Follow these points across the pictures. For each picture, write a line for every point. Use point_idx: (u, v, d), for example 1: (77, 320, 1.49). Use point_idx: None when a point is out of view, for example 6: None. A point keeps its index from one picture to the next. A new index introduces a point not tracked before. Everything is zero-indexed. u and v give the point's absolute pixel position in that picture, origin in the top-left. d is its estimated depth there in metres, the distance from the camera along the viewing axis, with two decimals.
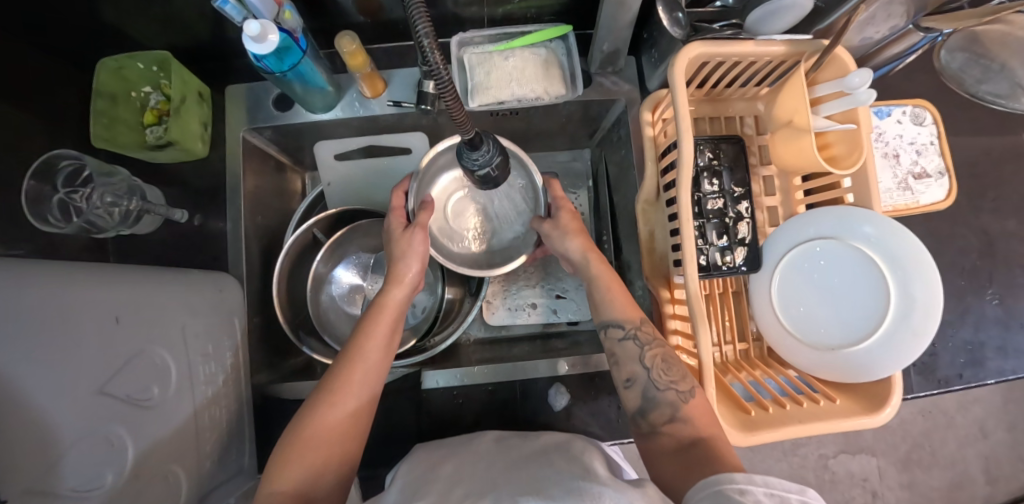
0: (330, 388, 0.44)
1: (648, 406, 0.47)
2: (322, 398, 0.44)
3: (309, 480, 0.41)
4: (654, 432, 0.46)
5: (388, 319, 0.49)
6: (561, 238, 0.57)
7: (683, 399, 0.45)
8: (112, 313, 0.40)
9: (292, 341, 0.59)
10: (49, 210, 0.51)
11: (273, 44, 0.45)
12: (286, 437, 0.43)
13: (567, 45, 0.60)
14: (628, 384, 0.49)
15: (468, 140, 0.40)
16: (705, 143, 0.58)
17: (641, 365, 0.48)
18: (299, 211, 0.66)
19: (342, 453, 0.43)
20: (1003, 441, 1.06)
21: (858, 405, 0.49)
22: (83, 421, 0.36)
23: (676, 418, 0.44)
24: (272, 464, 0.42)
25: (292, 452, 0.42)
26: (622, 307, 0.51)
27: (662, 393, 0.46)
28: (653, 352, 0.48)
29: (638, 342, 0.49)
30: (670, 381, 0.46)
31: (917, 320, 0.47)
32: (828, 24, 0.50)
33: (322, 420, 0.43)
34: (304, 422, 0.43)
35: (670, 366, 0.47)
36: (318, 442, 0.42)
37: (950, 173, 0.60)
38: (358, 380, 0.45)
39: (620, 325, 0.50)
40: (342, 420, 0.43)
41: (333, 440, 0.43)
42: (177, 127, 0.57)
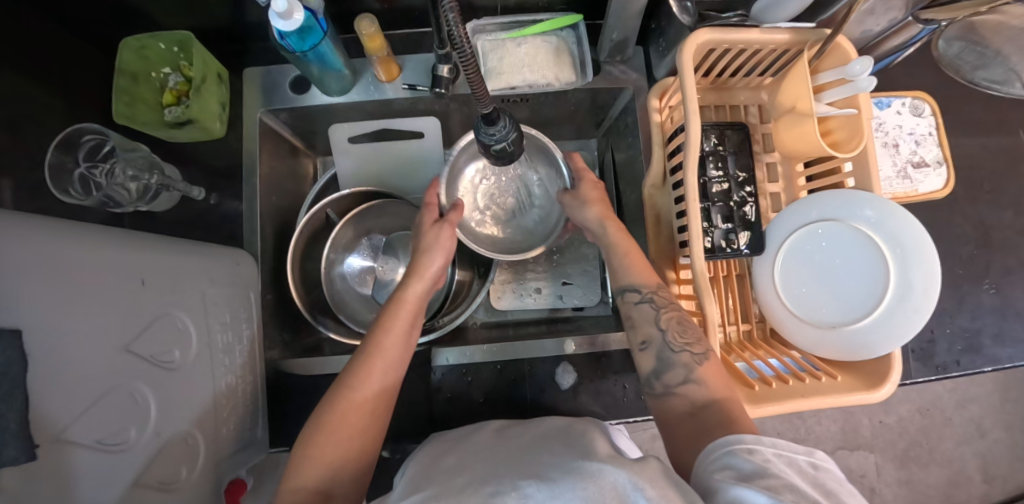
0: (351, 379, 0.45)
1: (662, 368, 0.48)
2: (343, 390, 0.45)
3: (331, 472, 0.42)
4: (667, 393, 0.47)
5: (407, 312, 0.51)
6: (581, 207, 0.59)
7: (698, 361, 0.46)
8: (138, 276, 0.41)
9: (308, 319, 0.60)
10: (70, 183, 0.53)
11: (298, 22, 0.47)
12: (309, 427, 0.44)
13: (578, 34, 0.62)
14: (643, 347, 0.50)
15: (486, 115, 0.41)
16: (711, 130, 0.59)
17: (656, 327, 0.49)
18: (312, 193, 0.67)
19: (360, 447, 0.44)
20: (1000, 440, 1.07)
21: (859, 382, 0.50)
22: (109, 376, 0.37)
23: (689, 379, 0.46)
24: (297, 454, 0.43)
25: (315, 443, 0.43)
26: (638, 271, 0.53)
27: (677, 355, 0.47)
28: (669, 315, 0.49)
29: (653, 305, 0.51)
30: (685, 343, 0.47)
31: (917, 298, 0.48)
32: (830, 14, 0.52)
33: (344, 411, 0.44)
34: (326, 413, 0.44)
35: (685, 328, 0.48)
36: (340, 434, 0.43)
37: (948, 162, 0.62)
38: (378, 373, 0.46)
39: (638, 290, 0.52)
40: (363, 411, 0.44)
41: (353, 431, 0.44)
42: (196, 106, 0.58)
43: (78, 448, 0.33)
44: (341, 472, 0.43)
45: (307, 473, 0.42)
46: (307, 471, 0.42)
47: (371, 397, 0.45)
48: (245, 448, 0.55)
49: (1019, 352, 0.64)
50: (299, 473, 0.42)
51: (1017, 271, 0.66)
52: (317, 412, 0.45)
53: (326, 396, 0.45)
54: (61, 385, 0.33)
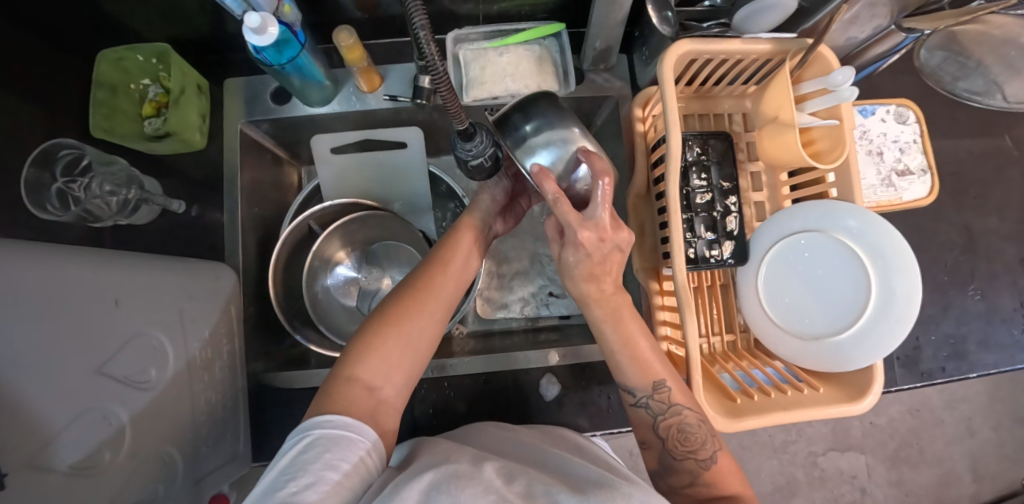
0: (417, 286, 0.48)
1: (667, 471, 0.49)
2: (410, 291, 0.47)
3: (389, 368, 0.43)
4: (671, 491, 0.49)
5: (468, 239, 0.54)
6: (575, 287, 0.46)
7: (703, 467, 0.46)
8: (112, 296, 0.41)
9: (286, 328, 0.59)
10: (48, 198, 0.51)
11: (273, 36, 0.46)
12: (370, 321, 0.45)
13: (561, 43, 0.61)
14: (645, 446, 0.50)
15: (461, 131, 0.41)
16: (694, 139, 0.59)
17: (655, 434, 0.48)
18: (296, 202, 0.67)
19: (418, 350, 0.45)
20: (990, 439, 1.08)
21: (842, 394, 0.50)
22: (84, 400, 0.37)
23: (697, 483, 0.47)
24: (355, 346, 0.44)
25: (378, 335, 0.44)
26: (635, 373, 0.48)
27: (680, 462, 0.47)
28: (668, 423, 0.47)
29: (651, 410, 0.48)
30: (688, 451, 0.47)
31: (900, 309, 0.48)
32: (813, 22, 0.51)
33: (409, 311, 0.46)
34: (391, 310, 0.46)
35: (687, 438, 0.46)
36: (404, 330, 0.45)
37: (933, 170, 0.62)
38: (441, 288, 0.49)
39: (632, 394, 0.48)
40: (425, 316, 0.46)
41: (416, 331, 0.45)
42: (176, 118, 0.58)
43: (54, 474, 0.34)
44: (397, 370, 0.44)
45: (366, 365, 0.43)
46: (366, 363, 0.43)
47: (434, 306, 0.47)
48: (225, 463, 0.54)
49: (1004, 358, 0.64)
50: (358, 364, 0.43)
51: (1002, 277, 0.66)
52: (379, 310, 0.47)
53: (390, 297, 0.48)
54: (32, 412, 0.33)
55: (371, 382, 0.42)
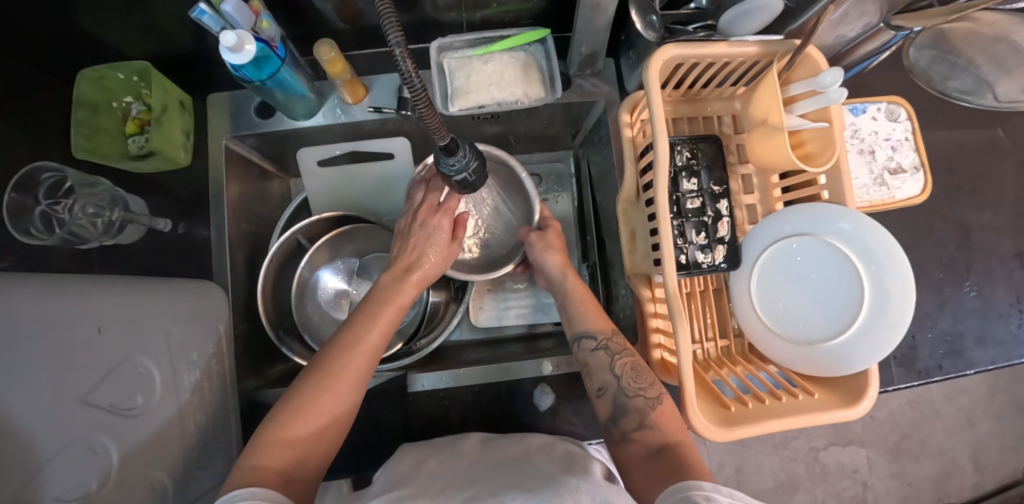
0: (329, 366, 0.45)
1: (619, 413, 0.48)
2: (321, 370, 0.45)
3: (301, 453, 0.41)
4: (623, 439, 0.47)
5: (392, 305, 0.51)
6: (542, 251, 0.61)
7: (651, 406, 0.47)
8: (94, 323, 0.41)
9: (272, 341, 0.59)
10: (31, 222, 0.51)
11: (251, 54, 0.46)
12: (278, 409, 0.43)
13: (546, 48, 0.61)
14: (599, 393, 0.50)
15: (444, 146, 0.40)
16: (683, 143, 0.58)
17: (611, 374, 0.50)
18: (284, 218, 0.67)
19: (333, 431, 0.44)
20: (991, 429, 1.07)
21: (837, 398, 0.50)
22: (69, 431, 0.37)
23: (644, 424, 0.46)
24: (263, 436, 0.41)
25: (287, 424, 0.42)
26: (593, 319, 0.55)
27: (631, 401, 0.48)
28: (623, 361, 0.50)
29: (608, 352, 0.52)
30: (639, 388, 0.48)
31: (892, 314, 0.47)
32: (799, 24, 0.50)
33: (320, 397, 0.43)
34: (301, 397, 0.43)
35: (638, 374, 0.49)
36: (314, 419, 0.43)
37: (926, 167, 0.61)
38: (354, 364, 0.46)
39: (593, 336, 0.53)
40: (338, 400, 0.44)
41: (329, 415, 0.44)
42: (159, 137, 0.57)
43: None
44: (312, 455, 0.42)
45: (275, 454, 0.40)
46: (274, 452, 0.40)
47: (347, 388, 0.45)
48: (219, 483, 0.54)
49: (1002, 354, 0.63)
50: (266, 453, 0.40)
51: (998, 272, 0.65)
52: (289, 395, 0.44)
53: (301, 379, 0.45)
54: (12, 451, 0.32)
55: (282, 470, 0.39)
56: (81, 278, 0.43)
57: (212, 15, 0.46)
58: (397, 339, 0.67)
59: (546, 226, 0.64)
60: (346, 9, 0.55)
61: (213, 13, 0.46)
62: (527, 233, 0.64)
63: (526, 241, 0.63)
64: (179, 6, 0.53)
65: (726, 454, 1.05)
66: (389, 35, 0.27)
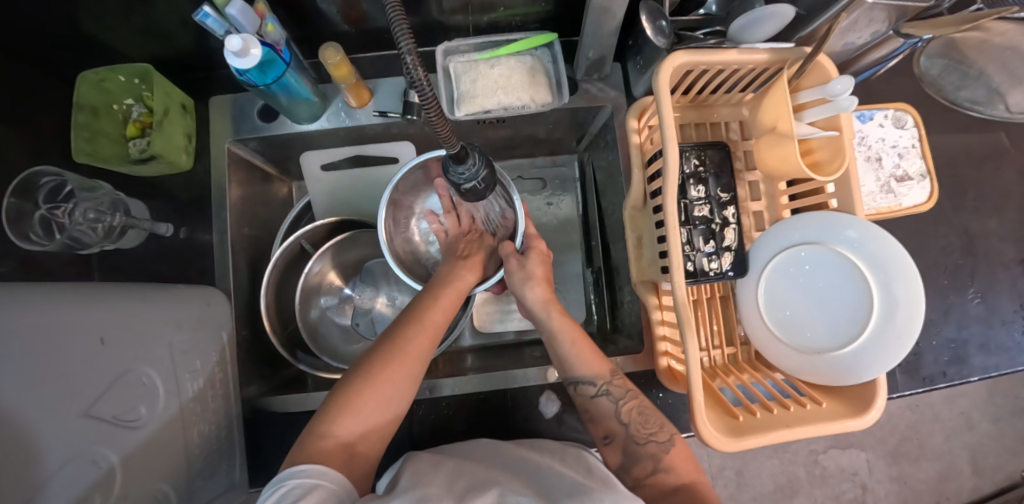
0: (395, 343, 0.48)
1: (629, 461, 0.48)
2: (389, 346, 0.48)
3: (365, 424, 0.44)
4: (636, 485, 0.46)
5: (451, 294, 0.55)
6: (524, 283, 0.58)
7: (664, 450, 0.47)
8: (98, 335, 0.40)
9: (286, 359, 0.58)
10: (30, 227, 0.49)
11: (256, 58, 0.46)
12: (349, 378, 0.46)
13: (553, 53, 0.60)
14: (606, 441, 0.50)
15: (454, 155, 0.40)
16: (691, 150, 0.58)
17: (619, 422, 0.49)
18: (286, 223, 0.66)
19: (397, 403, 0.46)
20: (989, 432, 1.08)
21: (845, 408, 0.49)
22: (72, 442, 0.36)
23: (659, 469, 0.46)
24: (334, 403, 0.44)
25: (354, 395, 0.44)
26: (588, 362, 0.52)
27: (642, 447, 0.47)
28: (627, 407, 0.49)
29: (611, 398, 0.50)
30: (649, 434, 0.48)
31: (901, 324, 0.47)
32: (811, 29, 0.50)
33: (388, 370, 0.46)
34: (370, 369, 0.46)
35: (648, 419, 0.48)
36: (381, 388, 0.45)
37: (932, 175, 0.61)
38: (418, 343, 0.49)
39: (592, 383, 0.51)
40: (402, 374, 0.46)
41: (396, 388, 0.46)
42: (160, 140, 0.56)
43: None
44: (375, 426, 0.44)
45: (344, 422, 0.43)
46: (343, 421, 0.43)
47: (409, 364, 0.47)
48: (222, 492, 0.53)
49: (1005, 360, 0.63)
50: (337, 421, 0.43)
51: (1002, 279, 0.65)
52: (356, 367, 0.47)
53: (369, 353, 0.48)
54: (12, 469, 0.32)
55: (350, 436, 0.43)
56: (84, 288, 0.43)
57: (216, 18, 0.45)
58: None
59: (529, 248, 0.61)
60: (351, 12, 0.55)
61: (217, 16, 0.46)
62: (510, 254, 0.61)
63: (507, 265, 0.61)
64: (181, 8, 0.52)
65: (727, 457, 1.05)
66: (400, 43, 0.27)
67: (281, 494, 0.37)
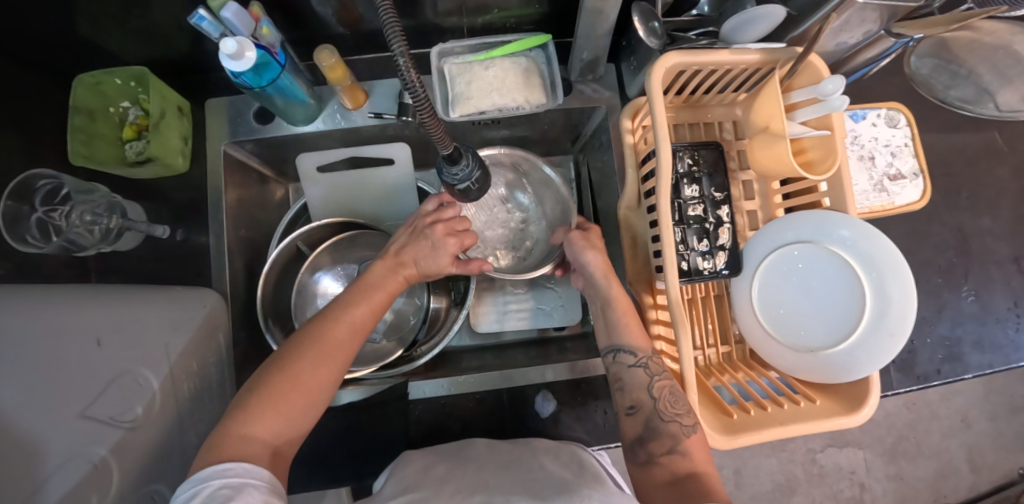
0: (316, 339, 0.43)
1: (648, 436, 0.47)
2: (310, 343, 0.43)
3: (288, 423, 0.40)
4: (649, 461, 0.47)
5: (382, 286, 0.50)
6: (580, 251, 0.59)
7: (685, 433, 0.46)
8: (93, 337, 0.42)
9: (260, 326, 0.59)
10: (28, 229, 0.50)
11: (251, 60, 0.46)
12: (263, 377, 0.41)
13: (547, 54, 0.61)
14: (631, 411, 0.49)
15: (448, 155, 0.40)
16: (684, 150, 0.59)
17: (648, 395, 0.49)
18: (282, 224, 0.66)
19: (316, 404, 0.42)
20: (986, 431, 1.08)
21: (838, 406, 0.49)
22: (70, 443, 0.37)
23: (675, 450, 0.45)
24: (241, 407, 0.39)
25: (271, 396, 0.39)
26: (634, 333, 0.53)
27: (665, 426, 0.46)
28: (661, 383, 0.49)
29: (647, 370, 0.50)
30: (676, 413, 0.46)
31: (893, 322, 0.47)
32: (802, 30, 0.50)
33: (308, 368, 0.41)
34: (287, 368, 0.41)
35: (678, 399, 0.47)
36: (301, 389, 0.41)
37: (925, 173, 0.61)
38: (343, 339, 0.44)
39: (632, 353, 0.51)
40: (325, 374, 0.42)
41: (316, 390, 0.42)
42: (157, 143, 0.57)
43: None
44: (294, 429, 0.40)
45: (262, 422, 0.38)
46: (258, 424, 0.38)
47: (339, 361, 0.43)
48: None
49: (1000, 358, 0.63)
50: (250, 423, 0.38)
51: (996, 277, 0.65)
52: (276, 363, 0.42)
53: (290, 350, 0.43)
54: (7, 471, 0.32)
55: (265, 444, 0.38)
56: (80, 292, 0.44)
57: (212, 21, 0.46)
58: (398, 346, 0.66)
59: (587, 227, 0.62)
60: (347, 14, 0.55)
61: (212, 19, 0.46)
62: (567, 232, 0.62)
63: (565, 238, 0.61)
64: (177, 11, 0.52)
65: (724, 456, 1.05)
66: (394, 45, 0.27)
67: (203, 496, 0.33)
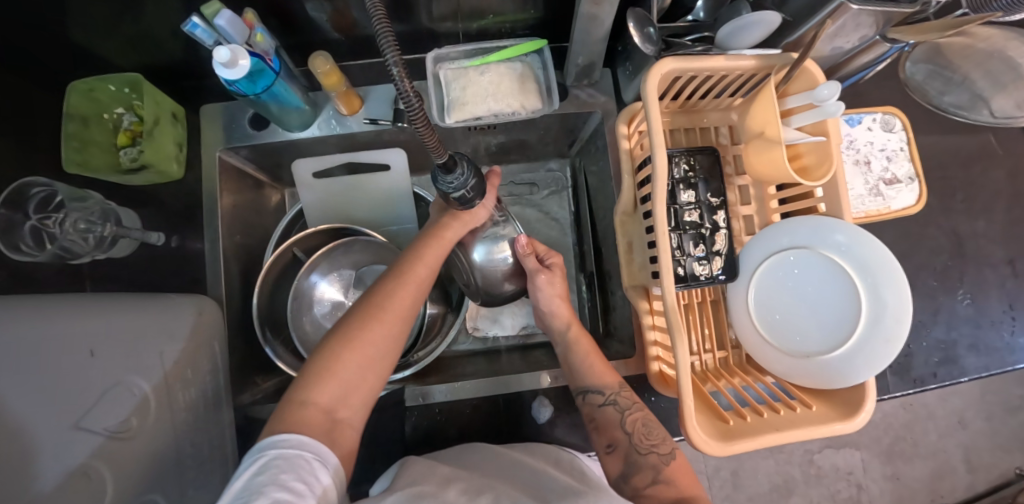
0: (375, 303, 0.46)
1: (630, 471, 0.48)
2: (368, 306, 0.46)
3: (346, 389, 0.42)
4: (636, 496, 0.47)
5: (431, 251, 0.51)
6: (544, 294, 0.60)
7: (664, 461, 0.48)
8: (86, 347, 0.42)
9: (259, 338, 0.59)
10: (21, 238, 0.50)
11: (244, 68, 0.46)
12: (329, 340, 0.44)
13: (543, 59, 0.61)
14: (609, 450, 0.51)
15: (442, 164, 0.40)
16: (680, 156, 0.59)
17: (623, 431, 0.51)
18: (278, 230, 0.65)
19: (376, 365, 0.44)
20: (982, 430, 1.08)
21: (834, 411, 0.49)
22: (59, 455, 0.37)
23: (659, 480, 0.46)
24: (309, 371, 0.42)
25: (334, 358, 0.42)
26: (598, 372, 0.55)
27: (645, 458, 0.48)
28: (632, 417, 0.51)
29: (617, 407, 0.53)
30: (651, 445, 0.49)
31: (889, 327, 0.47)
32: (797, 36, 0.50)
33: (367, 330, 0.44)
34: (348, 331, 0.44)
35: (650, 430, 0.50)
36: (362, 349, 0.43)
37: (920, 178, 0.61)
38: (401, 297, 0.47)
39: (600, 392, 0.54)
40: (384, 334, 0.45)
41: (376, 350, 0.44)
42: (151, 150, 0.57)
43: None
44: (355, 392, 0.42)
45: (322, 388, 0.41)
46: (322, 387, 0.41)
47: (389, 325, 0.45)
48: None
49: (996, 361, 0.64)
50: (315, 387, 0.41)
51: (991, 279, 0.66)
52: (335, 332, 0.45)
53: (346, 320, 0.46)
54: None
55: (327, 407, 0.40)
56: (73, 301, 0.44)
57: (205, 29, 0.46)
58: None
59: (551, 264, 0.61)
60: (341, 20, 0.55)
61: (206, 26, 0.46)
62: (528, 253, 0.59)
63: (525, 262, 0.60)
64: (171, 17, 0.52)
65: (722, 457, 1.05)
66: (386, 53, 0.26)
67: (261, 464, 0.35)
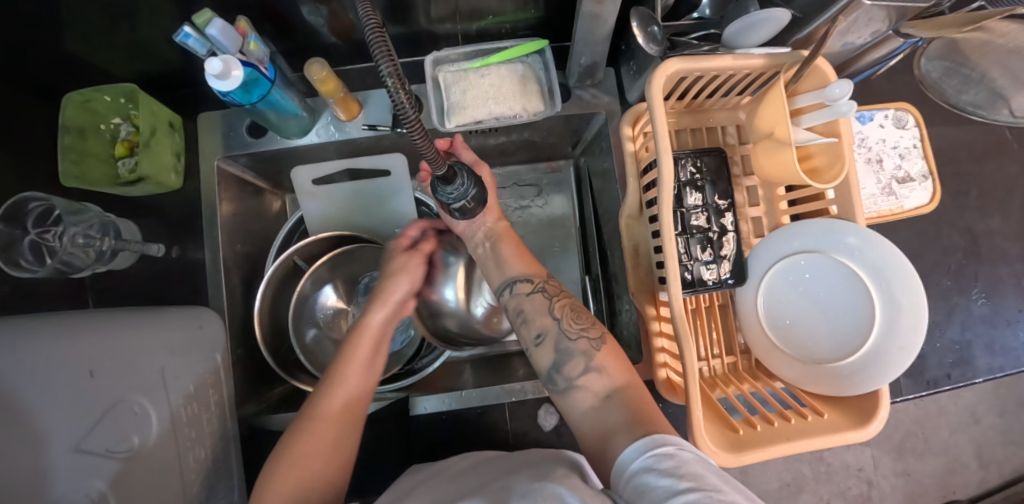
0: (311, 414, 0.44)
1: (562, 359, 0.47)
2: (307, 414, 0.44)
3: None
4: (569, 387, 0.46)
5: (368, 344, 0.49)
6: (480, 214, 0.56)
7: (595, 348, 0.46)
8: (86, 368, 0.42)
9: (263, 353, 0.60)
10: (20, 253, 0.50)
11: (238, 79, 0.45)
12: (273, 459, 0.42)
13: (544, 60, 0.59)
14: (539, 341, 0.49)
15: (442, 175, 0.39)
16: (687, 158, 0.57)
17: (551, 317, 0.49)
18: (278, 240, 0.65)
19: (336, 466, 0.43)
20: (995, 426, 1.07)
21: (847, 419, 0.48)
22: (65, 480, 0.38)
23: (590, 368, 0.45)
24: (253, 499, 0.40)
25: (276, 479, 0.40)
26: (521, 264, 0.54)
27: (575, 342, 0.47)
28: (561, 304, 0.50)
29: (545, 294, 0.51)
30: (580, 330, 0.48)
31: (904, 334, 0.46)
32: (808, 31, 0.48)
33: (310, 439, 0.42)
34: (293, 444, 0.42)
35: (579, 315, 0.49)
36: (311, 459, 0.42)
37: (934, 176, 0.60)
38: (341, 399, 0.45)
39: (529, 280, 0.52)
40: (332, 435, 0.43)
41: (321, 459, 0.42)
42: (148, 161, 0.56)
43: None
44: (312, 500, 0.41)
45: None
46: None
47: (339, 429, 0.44)
48: None
49: (1012, 362, 0.62)
50: None
51: (1006, 277, 0.64)
52: (281, 451, 0.42)
53: (292, 434, 0.43)
54: None
55: None
56: (74, 322, 0.44)
57: (197, 38, 0.45)
58: (397, 361, 0.67)
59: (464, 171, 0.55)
60: (338, 23, 0.54)
61: (198, 36, 0.45)
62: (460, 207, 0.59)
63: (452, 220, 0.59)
64: (164, 26, 0.51)
65: None
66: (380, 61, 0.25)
67: None
